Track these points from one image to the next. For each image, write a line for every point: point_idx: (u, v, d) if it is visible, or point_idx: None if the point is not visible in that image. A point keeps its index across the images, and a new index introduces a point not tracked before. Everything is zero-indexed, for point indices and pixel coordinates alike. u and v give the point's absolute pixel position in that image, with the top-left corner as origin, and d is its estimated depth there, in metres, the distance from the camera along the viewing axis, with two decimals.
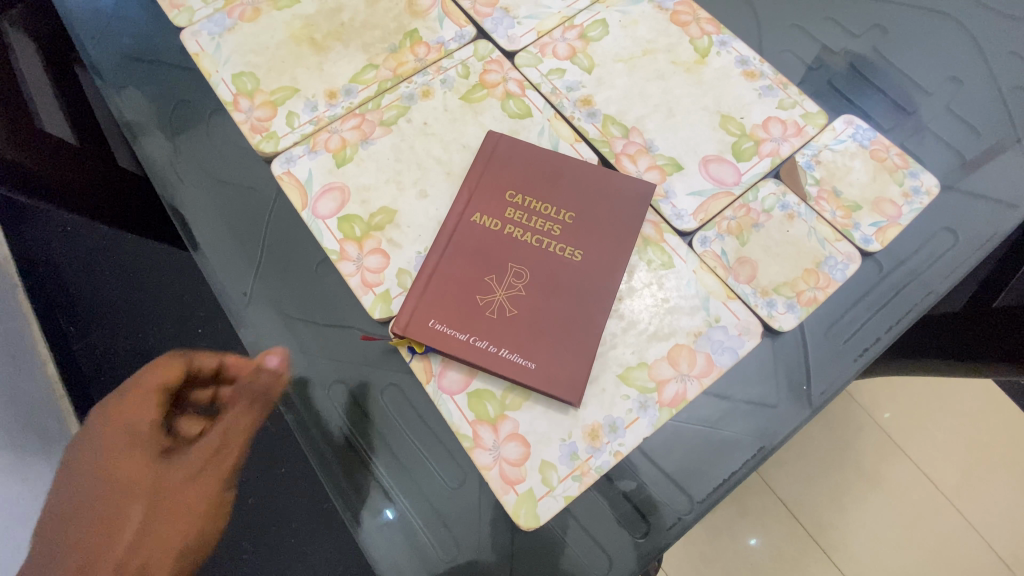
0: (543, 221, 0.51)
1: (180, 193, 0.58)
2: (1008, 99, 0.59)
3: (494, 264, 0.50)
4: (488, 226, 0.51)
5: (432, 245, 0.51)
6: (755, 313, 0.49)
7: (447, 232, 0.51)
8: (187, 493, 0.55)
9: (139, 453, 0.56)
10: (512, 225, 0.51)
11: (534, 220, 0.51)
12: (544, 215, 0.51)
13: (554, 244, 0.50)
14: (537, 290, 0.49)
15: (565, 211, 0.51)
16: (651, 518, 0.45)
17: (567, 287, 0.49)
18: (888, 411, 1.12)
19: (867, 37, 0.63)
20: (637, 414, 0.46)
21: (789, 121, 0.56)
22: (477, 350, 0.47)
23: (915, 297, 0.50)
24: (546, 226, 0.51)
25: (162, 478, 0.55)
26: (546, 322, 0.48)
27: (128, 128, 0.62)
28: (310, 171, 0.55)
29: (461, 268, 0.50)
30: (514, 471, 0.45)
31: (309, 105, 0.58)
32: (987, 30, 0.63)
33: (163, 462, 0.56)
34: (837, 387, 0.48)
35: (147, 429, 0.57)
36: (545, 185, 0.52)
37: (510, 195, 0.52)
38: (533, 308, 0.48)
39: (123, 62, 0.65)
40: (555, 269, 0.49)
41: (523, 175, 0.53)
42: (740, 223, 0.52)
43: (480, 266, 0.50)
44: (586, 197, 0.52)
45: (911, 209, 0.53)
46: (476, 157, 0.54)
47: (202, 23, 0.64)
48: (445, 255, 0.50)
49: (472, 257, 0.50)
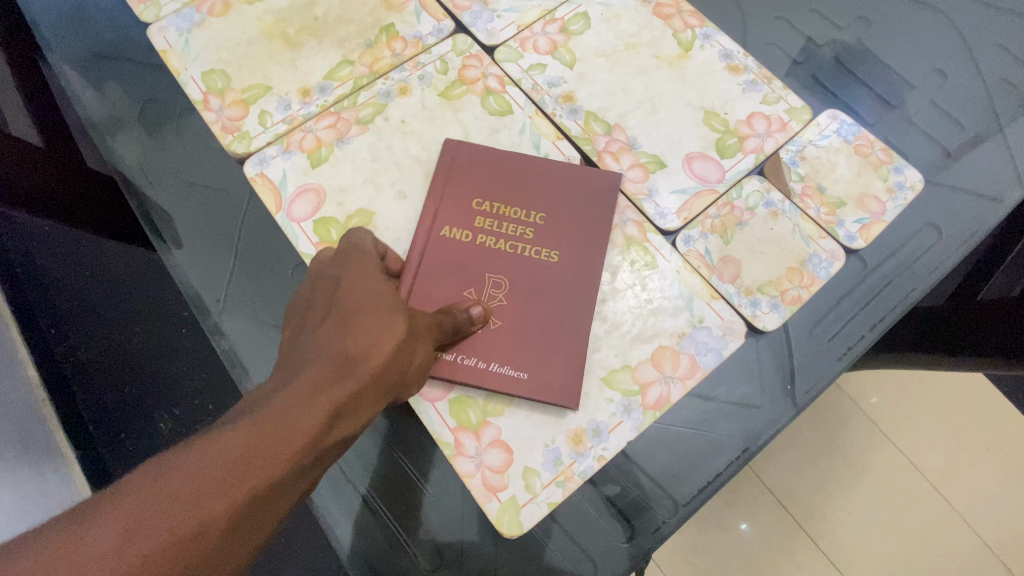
0: (514, 226, 0.50)
1: (150, 196, 0.56)
2: (992, 91, 0.59)
3: (472, 276, 0.49)
4: (459, 238, 0.50)
5: (406, 264, 0.49)
6: (738, 313, 0.49)
7: (418, 252, 0.49)
8: (404, 345, 0.40)
9: (353, 308, 0.41)
10: (485, 233, 0.50)
11: (505, 226, 0.50)
12: (515, 220, 0.50)
13: (529, 247, 0.49)
14: (517, 297, 0.48)
15: (535, 211, 0.51)
16: (637, 521, 0.44)
17: (549, 291, 0.48)
18: (874, 401, 1.13)
19: (851, 30, 0.62)
20: (621, 417, 0.46)
21: (773, 116, 0.55)
22: (465, 367, 0.46)
23: (900, 294, 0.50)
24: (518, 230, 0.50)
25: (382, 317, 0.40)
26: (533, 329, 0.47)
27: (96, 130, 0.59)
28: (284, 172, 0.54)
29: (439, 287, 0.48)
30: (496, 479, 0.44)
31: (281, 104, 0.56)
32: (970, 22, 0.63)
33: (369, 309, 0.41)
34: (822, 386, 0.47)
35: (361, 287, 0.42)
36: (515, 188, 0.51)
37: (477, 203, 0.51)
38: (518, 317, 0.47)
39: (91, 60, 0.62)
40: (533, 274, 0.49)
41: (487, 180, 0.52)
42: (724, 222, 0.51)
43: (456, 277, 0.49)
44: (556, 195, 0.51)
45: (896, 204, 0.53)
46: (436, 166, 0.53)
47: (169, 18, 0.61)
48: (419, 275, 0.49)
49: (449, 270, 0.49)
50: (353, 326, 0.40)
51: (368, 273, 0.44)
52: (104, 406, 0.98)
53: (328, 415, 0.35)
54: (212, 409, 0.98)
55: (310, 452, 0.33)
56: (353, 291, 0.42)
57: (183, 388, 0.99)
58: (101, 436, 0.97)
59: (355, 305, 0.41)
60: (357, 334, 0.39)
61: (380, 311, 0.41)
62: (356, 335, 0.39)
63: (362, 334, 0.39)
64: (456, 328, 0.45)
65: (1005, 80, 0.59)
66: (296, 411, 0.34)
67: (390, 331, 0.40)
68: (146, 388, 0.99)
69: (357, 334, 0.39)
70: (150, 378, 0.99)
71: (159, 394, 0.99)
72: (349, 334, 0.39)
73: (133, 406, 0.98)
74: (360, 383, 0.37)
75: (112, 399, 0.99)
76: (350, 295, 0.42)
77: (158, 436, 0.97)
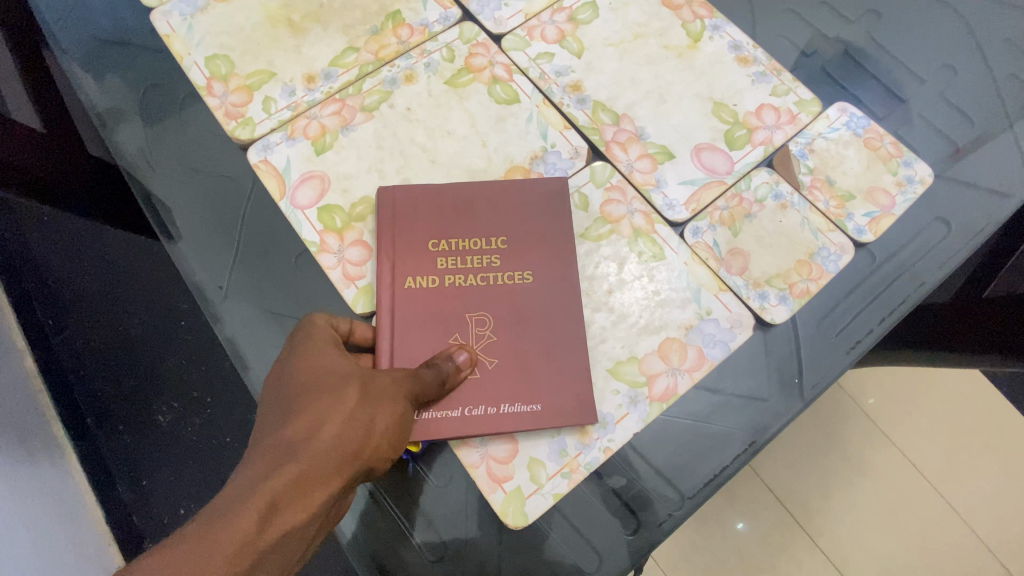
0: (478, 257, 0.49)
1: (152, 182, 0.55)
2: (1002, 86, 0.59)
3: (453, 320, 0.47)
4: (426, 284, 0.48)
5: (385, 332, 0.46)
6: (747, 305, 0.48)
7: (389, 315, 0.47)
8: (359, 418, 0.40)
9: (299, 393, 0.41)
10: (452, 276, 0.48)
11: (472, 262, 0.49)
12: (476, 251, 0.49)
13: (501, 274, 0.48)
14: (506, 328, 0.47)
15: (495, 237, 0.49)
16: (642, 514, 0.44)
17: (532, 314, 0.47)
18: (874, 401, 1.13)
19: (861, 23, 0.62)
20: (628, 409, 0.45)
21: (783, 108, 0.55)
22: (478, 419, 0.44)
23: (908, 289, 0.50)
24: (484, 260, 0.48)
25: (331, 397, 0.41)
26: (530, 353, 0.46)
27: (98, 114, 0.59)
28: (288, 159, 0.53)
29: (422, 342, 0.46)
30: (502, 469, 0.44)
31: (286, 90, 0.55)
32: (981, 16, 0.62)
33: (316, 391, 0.41)
34: (829, 380, 0.47)
35: (307, 367, 0.42)
36: (472, 224, 0.50)
37: (432, 245, 0.49)
38: (513, 346, 0.46)
39: (93, 44, 0.62)
40: (514, 301, 0.47)
41: (436, 216, 0.50)
42: (732, 213, 0.51)
43: (435, 324, 0.47)
44: (511, 218, 0.49)
45: (905, 198, 0.52)
46: (378, 222, 0.50)
47: (172, 3, 0.61)
48: (400, 336, 0.46)
49: (429, 320, 0.47)
50: (299, 411, 0.40)
51: (321, 347, 0.43)
52: (103, 397, 0.98)
53: (265, 509, 0.35)
54: (211, 401, 0.98)
55: (249, 552, 0.34)
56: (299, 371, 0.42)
57: (182, 380, 0.98)
58: (99, 427, 0.97)
59: (302, 389, 0.42)
60: (300, 419, 0.40)
61: (327, 390, 0.41)
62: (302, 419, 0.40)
63: (308, 418, 0.40)
64: (443, 380, 0.43)
65: (1015, 75, 0.59)
66: (235, 507, 0.35)
67: (337, 412, 0.40)
68: (144, 379, 0.98)
69: (303, 419, 0.40)
70: (149, 370, 0.99)
71: (158, 385, 0.98)
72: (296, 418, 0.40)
73: (132, 397, 0.98)
74: (302, 470, 0.37)
75: (111, 390, 0.98)
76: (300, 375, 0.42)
77: (157, 427, 0.97)
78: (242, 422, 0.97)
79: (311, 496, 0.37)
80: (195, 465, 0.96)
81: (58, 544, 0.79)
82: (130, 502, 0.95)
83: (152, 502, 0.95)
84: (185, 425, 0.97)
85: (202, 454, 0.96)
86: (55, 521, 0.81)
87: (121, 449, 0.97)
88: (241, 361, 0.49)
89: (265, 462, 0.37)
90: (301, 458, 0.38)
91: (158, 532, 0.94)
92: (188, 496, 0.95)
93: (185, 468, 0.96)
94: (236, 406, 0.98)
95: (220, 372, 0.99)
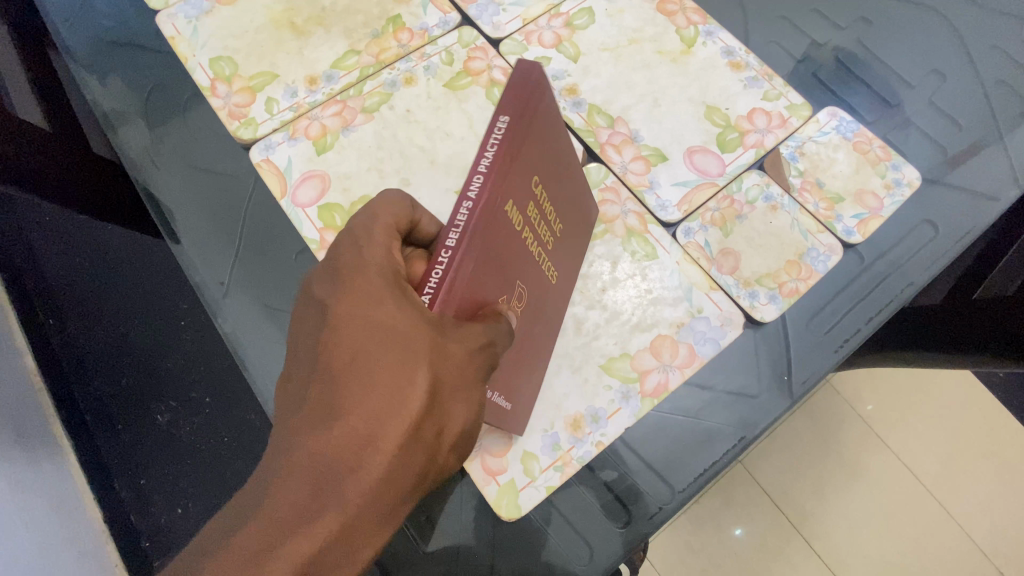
0: (545, 229, 0.41)
1: (156, 181, 0.56)
2: (990, 93, 0.60)
3: (506, 284, 0.38)
4: (513, 226, 0.36)
5: (466, 259, 0.32)
6: (737, 304, 0.49)
7: (475, 225, 0.31)
8: (424, 432, 0.32)
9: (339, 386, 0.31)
10: (529, 218, 0.38)
11: (539, 211, 0.40)
12: (547, 222, 0.41)
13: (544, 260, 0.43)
14: (528, 316, 0.42)
15: (557, 219, 0.43)
16: (633, 508, 0.45)
17: (545, 313, 0.45)
18: (870, 406, 1.13)
19: (852, 30, 0.63)
20: (620, 404, 0.46)
21: (774, 112, 0.56)
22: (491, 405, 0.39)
23: (896, 289, 0.51)
24: (544, 235, 0.41)
25: (388, 398, 0.31)
26: (529, 350, 0.43)
27: (104, 115, 0.60)
28: (290, 159, 0.54)
29: (477, 287, 0.34)
30: (496, 463, 0.45)
31: (288, 91, 0.57)
32: (970, 24, 0.64)
33: (367, 380, 0.31)
34: (818, 377, 0.48)
35: (359, 337, 0.32)
36: (552, 167, 0.40)
37: (534, 184, 0.38)
38: (527, 338, 0.42)
39: (99, 46, 0.63)
40: (540, 291, 0.43)
41: (547, 151, 0.38)
42: (724, 215, 0.52)
43: (498, 275, 0.36)
44: (566, 203, 0.44)
45: (893, 200, 0.53)
46: (517, 103, 0.33)
47: (178, 6, 0.62)
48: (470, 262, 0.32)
49: (496, 267, 0.36)
50: (348, 414, 0.30)
51: (378, 300, 0.32)
52: (101, 396, 0.99)
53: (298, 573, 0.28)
54: (210, 401, 0.99)
55: None
56: (341, 349, 0.32)
57: (181, 379, 0.99)
58: (99, 426, 0.98)
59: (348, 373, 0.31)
60: (352, 425, 0.30)
61: (390, 378, 0.31)
62: (341, 439, 0.30)
63: (354, 431, 0.30)
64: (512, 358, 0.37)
65: (1003, 82, 0.61)
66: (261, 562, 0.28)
67: (396, 425, 0.30)
68: (143, 379, 0.99)
69: (349, 429, 0.30)
70: (149, 369, 0.99)
71: (156, 385, 0.99)
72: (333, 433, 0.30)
73: (132, 396, 0.99)
74: (345, 518, 0.29)
75: (109, 388, 0.99)
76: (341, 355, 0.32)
77: (155, 427, 0.98)
78: (240, 422, 0.98)
79: (362, 543, 0.30)
80: (192, 465, 0.96)
81: (56, 542, 0.80)
82: (128, 501, 0.96)
83: (150, 501, 0.96)
84: (183, 425, 0.97)
85: (199, 454, 0.97)
86: (52, 519, 0.82)
87: (120, 447, 0.97)
88: (240, 356, 0.50)
89: (304, 499, 0.29)
90: (345, 497, 0.30)
91: (156, 530, 0.95)
92: (186, 495, 0.95)
93: (183, 467, 0.96)
94: (235, 406, 0.98)
95: (220, 372, 1.00)
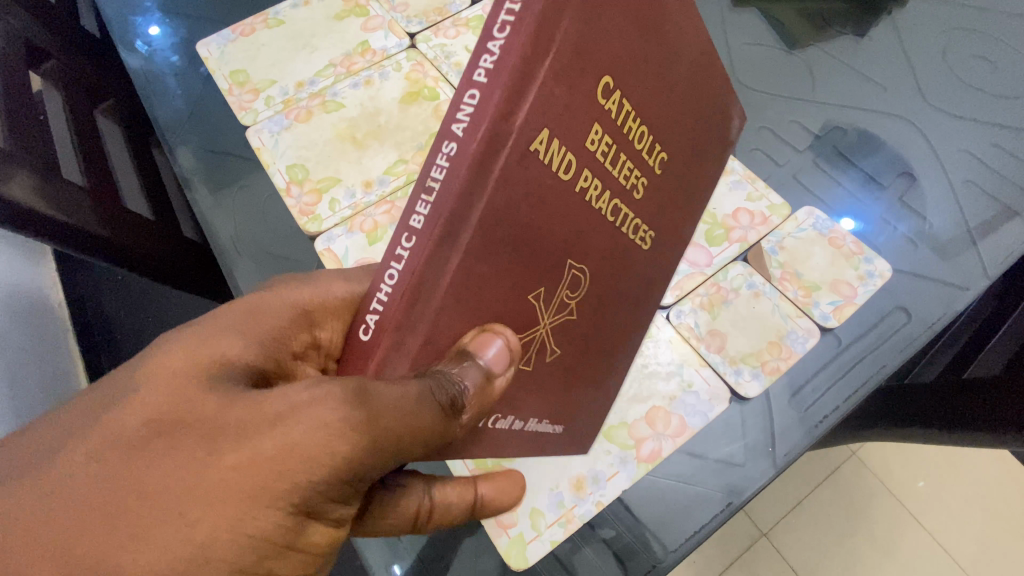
0: (633, 162, 0.36)
1: (237, 265, 0.70)
2: (959, 191, 0.68)
3: (549, 268, 0.33)
4: (579, 191, 0.32)
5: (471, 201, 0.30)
6: (723, 380, 0.56)
7: (519, 201, 0.28)
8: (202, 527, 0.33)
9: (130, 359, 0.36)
10: (606, 197, 0.35)
11: (621, 150, 0.33)
12: (633, 155, 0.35)
13: (631, 190, 0.37)
14: (587, 311, 0.40)
15: (659, 152, 0.38)
16: (629, 563, 0.51)
17: (615, 297, 0.42)
18: (921, 484, 1.12)
19: (829, 137, 0.72)
20: (618, 468, 0.53)
21: (757, 212, 0.65)
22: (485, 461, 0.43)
23: (871, 370, 0.56)
24: (633, 172, 0.36)
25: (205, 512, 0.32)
26: (600, 337, 0.44)
27: (200, 212, 0.74)
28: (347, 249, 0.66)
29: (491, 291, 0.30)
30: (506, 516, 0.52)
31: (348, 193, 0.70)
32: (939, 131, 0.72)
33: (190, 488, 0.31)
34: (799, 450, 0.53)
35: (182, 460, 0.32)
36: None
37: (606, 93, 0.30)
38: (588, 324, 0.41)
39: (200, 154, 0.78)
40: (618, 259, 0.40)
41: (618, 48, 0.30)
42: (711, 299, 0.60)
43: (544, 228, 0.31)
44: (678, 142, 0.40)
45: (866, 289, 0.60)
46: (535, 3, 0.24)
47: (264, 122, 0.76)
48: (514, 265, 0.30)
49: (530, 210, 0.29)
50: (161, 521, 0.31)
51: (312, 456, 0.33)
52: None
53: None
54: None
55: None
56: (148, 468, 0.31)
57: None
58: None
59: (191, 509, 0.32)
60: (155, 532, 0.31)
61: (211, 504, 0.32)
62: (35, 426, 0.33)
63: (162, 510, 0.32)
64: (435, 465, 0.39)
65: (970, 181, 0.68)
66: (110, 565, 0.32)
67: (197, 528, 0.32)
68: None
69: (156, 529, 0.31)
70: None
71: None
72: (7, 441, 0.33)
73: None
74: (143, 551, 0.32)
75: None
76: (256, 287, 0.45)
77: None
78: None
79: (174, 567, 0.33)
80: None
81: None
82: None
83: None
84: None
85: None
86: None
87: None
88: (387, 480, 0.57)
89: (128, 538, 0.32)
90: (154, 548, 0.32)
91: None
92: None
93: None
94: None
95: None
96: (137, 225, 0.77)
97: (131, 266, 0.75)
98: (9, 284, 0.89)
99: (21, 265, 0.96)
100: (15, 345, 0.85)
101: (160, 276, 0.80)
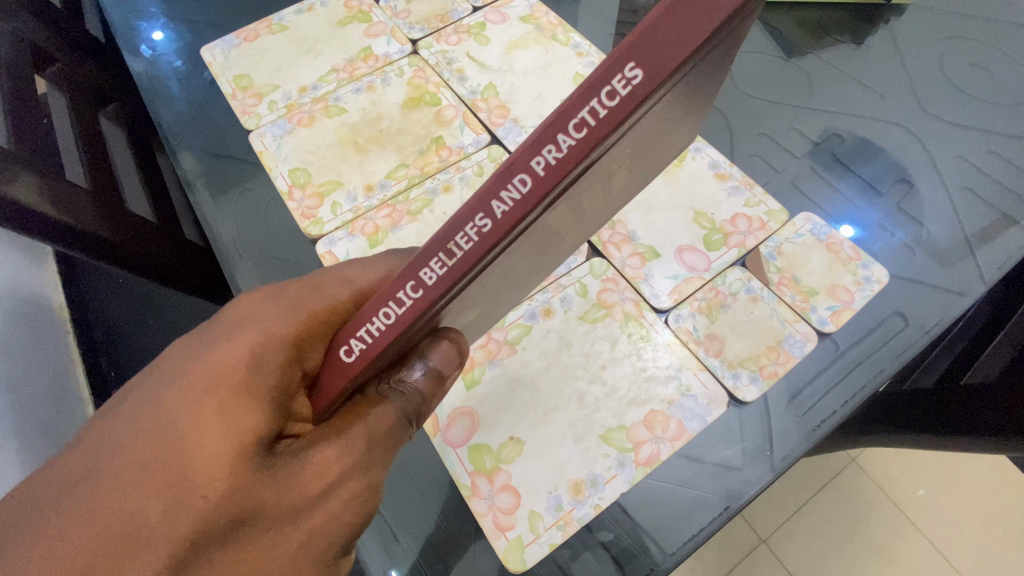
0: (601, 208, 0.38)
1: (238, 267, 0.70)
2: (957, 198, 0.68)
3: (496, 290, 0.36)
4: (549, 241, 0.34)
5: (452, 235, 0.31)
6: (722, 384, 0.57)
7: (503, 261, 0.30)
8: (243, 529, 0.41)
9: (137, 434, 0.38)
10: (565, 238, 0.37)
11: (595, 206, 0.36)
12: (602, 205, 0.37)
13: (585, 227, 0.39)
14: (507, 304, 0.44)
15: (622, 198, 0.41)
16: (628, 566, 0.51)
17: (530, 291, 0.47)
18: (921, 492, 1.11)
19: (826, 144, 0.73)
20: (616, 471, 0.53)
21: (755, 217, 0.65)
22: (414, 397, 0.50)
23: (870, 375, 0.57)
24: (598, 212, 0.38)
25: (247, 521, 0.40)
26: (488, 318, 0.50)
27: (202, 214, 0.74)
28: (348, 252, 0.67)
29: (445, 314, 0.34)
30: (506, 519, 0.52)
31: (350, 197, 0.70)
32: (936, 138, 0.73)
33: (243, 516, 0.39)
34: (797, 454, 0.53)
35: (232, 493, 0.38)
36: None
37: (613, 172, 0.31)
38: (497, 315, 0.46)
39: (203, 157, 0.79)
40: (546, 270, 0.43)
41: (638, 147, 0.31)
42: (710, 303, 0.61)
43: (510, 272, 0.34)
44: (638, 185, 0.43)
45: (864, 294, 0.60)
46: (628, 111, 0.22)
47: (267, 127, 0.77)
48: (472, 296, 0.33)
49: (514, 261, 0.32)
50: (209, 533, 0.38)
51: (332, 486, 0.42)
52: None
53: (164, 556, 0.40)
54: None
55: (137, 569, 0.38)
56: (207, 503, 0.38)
57: None
58: None
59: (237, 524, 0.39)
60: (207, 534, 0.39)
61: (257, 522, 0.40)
62: (66, 508, 0.36)
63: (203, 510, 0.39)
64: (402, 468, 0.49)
65: (967, 187, 0.69)
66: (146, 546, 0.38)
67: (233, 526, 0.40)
68: None
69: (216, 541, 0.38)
70: None
71: None
72: (37, 514, 0.36)
73: None
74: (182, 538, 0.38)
75: None
76: (226, 319, 0.44)
77: None
78: None
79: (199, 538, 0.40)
80: None
81: None
82: None
83: None
84: None
85: None
86: None
87: None
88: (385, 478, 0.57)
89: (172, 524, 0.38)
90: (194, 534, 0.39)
91: None
92: None
93: None
94: None
95: None
96: (139, 227, 0.77)
97: (133, 268, 0.75)
98: (9, 286, 0.90)
99: (24, 266, 0.96)
100: (17, 348, 0.86)
101: (162, 279, 0.81)
